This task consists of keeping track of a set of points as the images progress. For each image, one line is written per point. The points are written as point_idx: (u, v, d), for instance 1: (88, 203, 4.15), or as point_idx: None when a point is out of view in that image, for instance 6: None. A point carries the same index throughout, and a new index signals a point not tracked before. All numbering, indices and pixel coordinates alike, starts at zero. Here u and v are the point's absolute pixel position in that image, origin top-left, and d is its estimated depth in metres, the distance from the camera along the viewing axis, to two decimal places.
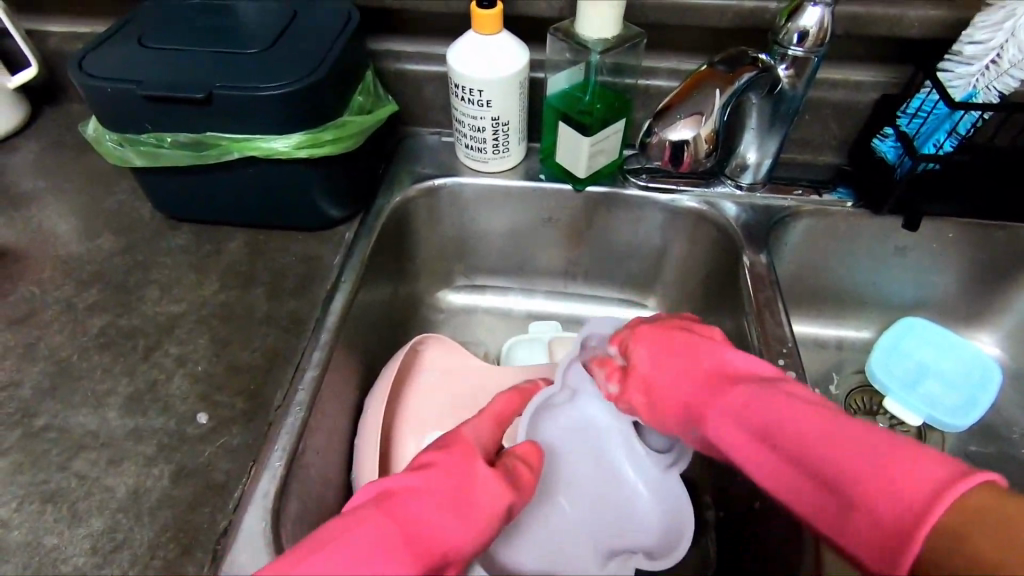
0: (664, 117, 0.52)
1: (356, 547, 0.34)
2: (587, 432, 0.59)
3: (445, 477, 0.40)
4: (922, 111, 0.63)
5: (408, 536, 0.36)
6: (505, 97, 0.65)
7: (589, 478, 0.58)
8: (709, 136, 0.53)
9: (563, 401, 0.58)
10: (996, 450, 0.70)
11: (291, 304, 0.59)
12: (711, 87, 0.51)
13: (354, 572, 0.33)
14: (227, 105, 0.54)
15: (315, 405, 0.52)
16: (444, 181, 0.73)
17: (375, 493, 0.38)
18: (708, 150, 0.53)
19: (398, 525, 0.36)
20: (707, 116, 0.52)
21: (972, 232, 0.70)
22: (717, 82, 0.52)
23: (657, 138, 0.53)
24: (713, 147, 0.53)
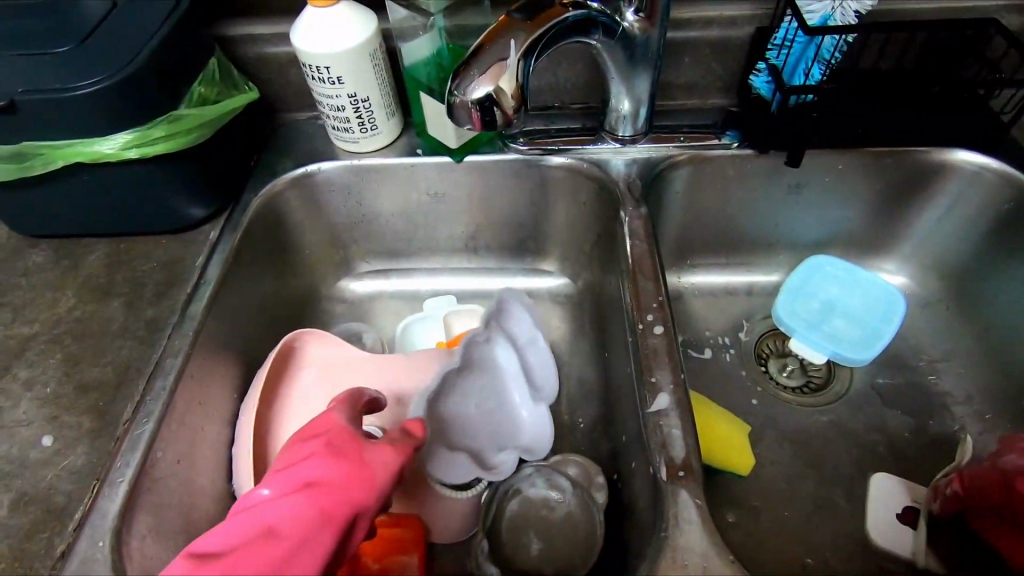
0: (461, 74, 0.46)
1: (273, 523, 0.39)
2: (493, 378, 0.63)
3: (325, 442, 0.44)
4: (788, 41, 0.60)
5: (316, 510, 0.40)
6: (356, 72, 0.62)
7: (483, 398, 0.63)
8: (515, 90, 0.47)
9: (480, 347, 0.63)
10: (902, 380, 0.70)
11: (149, 312, 0.57)
12: (507, 36, 0.46)
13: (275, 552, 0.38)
14: (34, 110, 0.50)
15: (167, 415, 0.50)
16: (318, 167, 0.70)
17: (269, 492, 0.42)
18: (516, 106, 0.47)
19: (293, 507, 0.40)
20: (509, 66, 0.46)
21: (861, 160, 0.68)
22: (515, 31, 0.47)
23: (460, 100, 0.46)
24: (522, 104, 0.48)
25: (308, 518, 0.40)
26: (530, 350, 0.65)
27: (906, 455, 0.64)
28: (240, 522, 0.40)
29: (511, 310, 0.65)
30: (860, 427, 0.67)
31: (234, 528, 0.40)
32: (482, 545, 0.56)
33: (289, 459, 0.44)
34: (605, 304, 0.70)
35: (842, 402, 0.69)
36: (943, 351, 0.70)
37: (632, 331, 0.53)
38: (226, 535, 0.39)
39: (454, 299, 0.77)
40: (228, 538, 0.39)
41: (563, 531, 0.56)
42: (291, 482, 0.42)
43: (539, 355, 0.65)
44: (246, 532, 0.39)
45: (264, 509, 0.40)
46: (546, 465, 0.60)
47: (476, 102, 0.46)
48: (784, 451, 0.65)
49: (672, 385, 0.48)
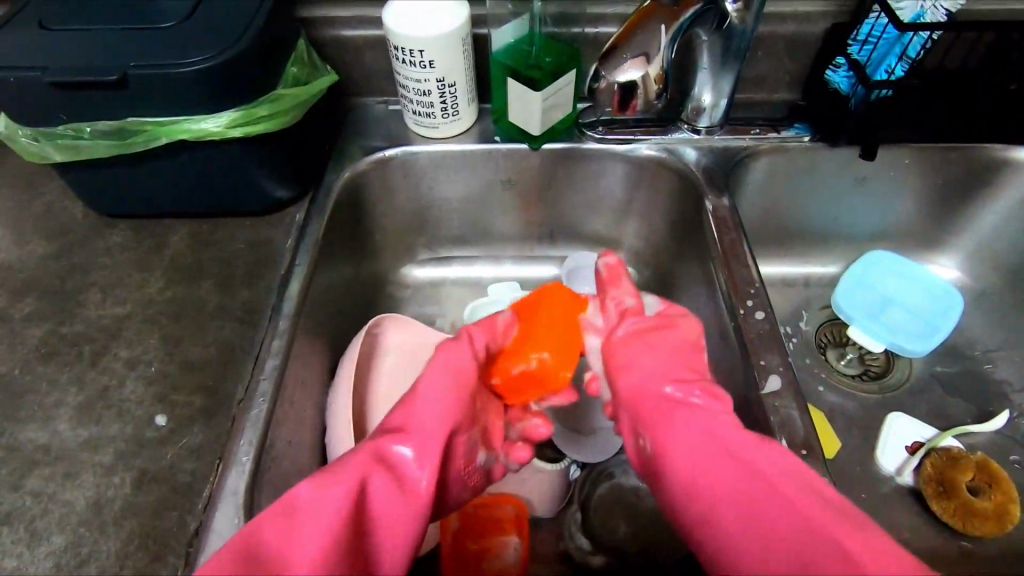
0: (610, 60, 0.53)
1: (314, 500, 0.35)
2: None
3: (444, 394, 0.45)
4: (873, 36, 0.63)
5: (396, 438, 0.41)
6: (447, 56, 0.62)
7: None
8: (658, 75, 0.54)
9: None
10: (960, 368, 0.72)
11: (244, 293, 0.57)
12: (654, 24, 0.52)
13: (270, 536, 0.32)
14: (145, 86, 0.50)
15: (279, 395, 0.50)
16: (394, 152, 0.70)
17: (415, 423, 0.42)
18: (658, 91, 0.54)
19: (417, 488, 0.39)
20: (653, 56, 0.52)
21: (927, 156, 0.70)
22: (661, 18, 0.52)
23: (605, 83, 0.54)
24: (663, 86, 0.55)
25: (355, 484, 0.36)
26: None
27: (971, 439, 0.67)
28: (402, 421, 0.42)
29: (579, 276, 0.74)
30: (924, 413, 0.69)
31: (339, 481, 0.36)
32: (574, 515, 0.59)
33: (430, 411, 0.43)
34: (676, 293, 0.71)
35: (904, 390, 0.71)
36: (998, 341, 0.73)
37: (733, 315, 0.55)
38: (333, 487, 0.36)
39: (518, 285, 0.78)
40: (321, 493, 0.35)
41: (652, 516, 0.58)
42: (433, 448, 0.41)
43: None
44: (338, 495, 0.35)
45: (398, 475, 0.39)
46: None
47: (620, 84, 0.53)
48: (853, 437, 0.67)
49: (781, 367, 0.50)
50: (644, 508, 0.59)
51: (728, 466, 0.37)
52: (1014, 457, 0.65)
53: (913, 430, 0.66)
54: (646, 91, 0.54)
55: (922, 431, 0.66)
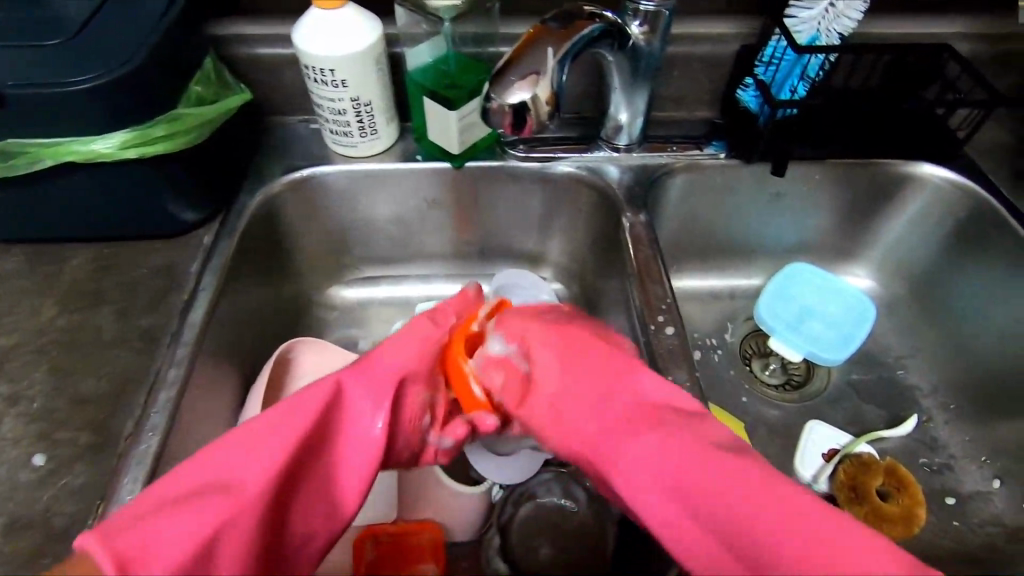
0: (499, 82, 0.50)
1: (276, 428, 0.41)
2: None
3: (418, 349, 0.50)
4: (776, 58, 0.65)
5: (367, 385, 0.46)
6: (360, 75, 0.61)
7: None
8: (549, 96, 0.51)
9: None
10: (874, 375, 0.75)
11: (143, 320, 0.54)
12: (543, 47, 0.51)
13: (225, 462, 0.40)
14: (25, 107, 0.47)
15: (173, 429, 0.47)
16: (313, 172, 0.68)
17: (380, 373, 0.47)
18: (550, 112, 0.52)
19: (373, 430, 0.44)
20: (543, 75, 0.51)
21: (836, 171, 0.72)
22: (550, 40, 0.51)
23: (496, 104, 0.51)
24: (556, 108, 0.52)
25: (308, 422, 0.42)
26: None
27: (884, 445, 0.69)
28: (377, 368, 0.48)
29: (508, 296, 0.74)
30: (840, 420, 0.71)
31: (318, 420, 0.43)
32: (492, 540, 0.58)
33: (397, 359, 0.49)
34: (601, 308, 0.71)
35: (823, 398, 0.73)
36: (910, 347, 0.76)
37: (644, 332, 0.55)
38: (291, 415, 0.42)
39: None
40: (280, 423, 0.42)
41: (573, 538, 0.58)
42: (388, 386, 0.46)
43: None
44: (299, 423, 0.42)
45: (364, 408, 0.45)
46: (562, 471, 0.61)
47: (512, 106, 0.50)
48: (774, 446, 0.69)
49: (687, 382, 0.51)
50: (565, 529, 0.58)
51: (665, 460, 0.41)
52: (923, 460, 0.67)
53: (829, 437, 0.68)
54: (537, 112, 0.51)
55: (836, 438, 0.68)
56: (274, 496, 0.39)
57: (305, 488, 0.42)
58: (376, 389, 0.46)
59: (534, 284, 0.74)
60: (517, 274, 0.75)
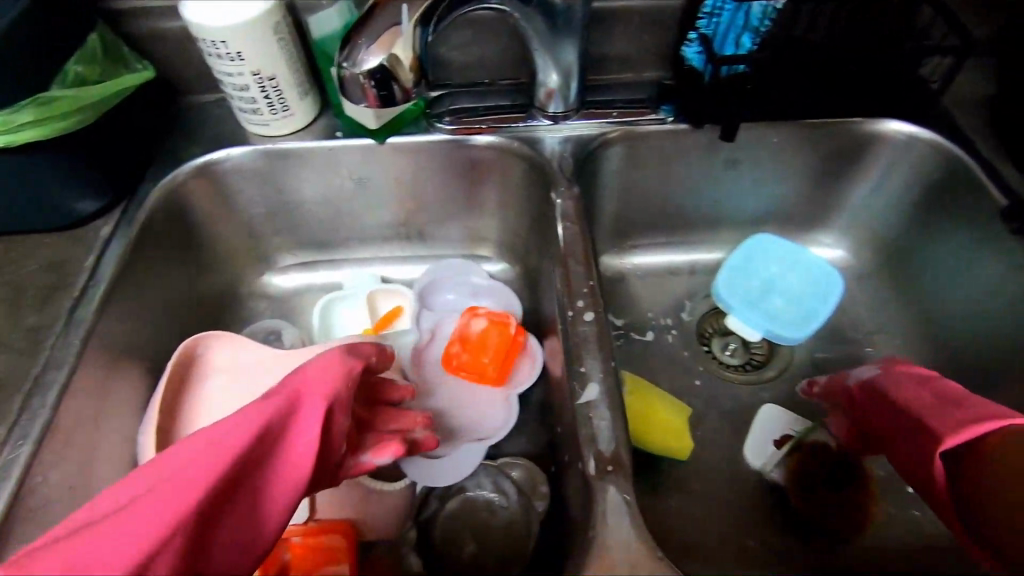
0: (351, 48, 0.49)
1: (228, 430, 0.34)
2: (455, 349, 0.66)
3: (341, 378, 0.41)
4: (717, 9, 0.58)
5: (282, 421, 0.37)
6: (257, 47, 0.56)
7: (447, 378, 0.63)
8: (409, 61, 0.50)
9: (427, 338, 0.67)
10: (840, 352, 0.70)
11: (30, 320, 0.51)
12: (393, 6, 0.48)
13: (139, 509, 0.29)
14: None
15: (48, 437, 0.45)
16: (225, 154, 0.64)
17: (309, 398, 0.38)
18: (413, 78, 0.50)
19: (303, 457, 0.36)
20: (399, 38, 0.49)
21: (796, 132, 0.66)
22: None
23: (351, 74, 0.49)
24: (421, 72, 0.51)
25: (209, 464, 0.32)
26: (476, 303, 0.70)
27: None
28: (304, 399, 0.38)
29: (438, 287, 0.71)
30: (800, 403, 0.66)
31: (222, 460, 0.33)
32: (412, 536, 0.55)
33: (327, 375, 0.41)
34: (540, 290, 0.67)
35: (783, 379, 0.68)
36: (881, 322, 0.71)
37: (563, 319, 0.50)
38: (204, 448, 0.33)
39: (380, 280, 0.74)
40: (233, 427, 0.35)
41: (498, 535, 0.55)
42: (318, 410, 0.38)
43: (488, 300, 0.70)
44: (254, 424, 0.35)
45: (300, 431, 0.37)
46: (492, 465, 0.59)
47: (366, 75, 0.49)
48: (725, 432, 0.64)
49: (602, 373, 0.46)
50: (489, 527, 0.56)
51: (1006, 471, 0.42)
52: None
53: (784, 421, 0.63)
54: (400, 78, 0.50)
55: (791, 422, 0.63)
56: (217, 500, 0.32)
57: (250, 492, 0.34)
58: (311, 416, 0.37)
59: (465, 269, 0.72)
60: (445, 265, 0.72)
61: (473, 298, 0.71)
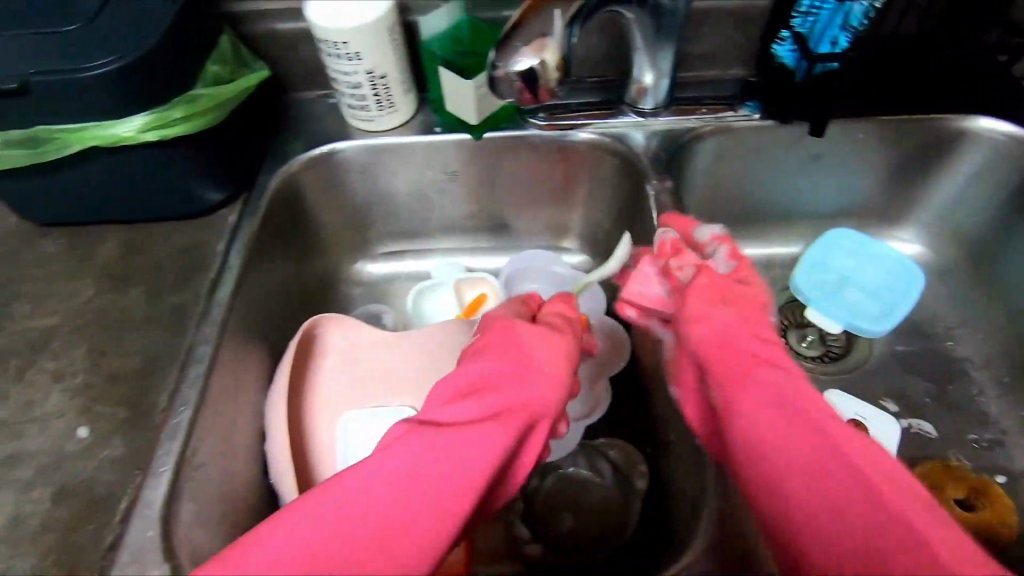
0: (505, 49, 0.50)
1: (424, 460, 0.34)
2: None
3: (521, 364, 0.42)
4: (815, 8, 0.59)
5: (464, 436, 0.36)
6: (375, 47, 0.60)
7: None
8: (558, 62, 0.51)
9: None
10: (920, 346, 0.71)
11: (174, 299, 0.56)
12: (548, 11, 0.49)
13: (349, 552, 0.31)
14: (49, 92, 0.48)
15: (204, 404, 0.49)
16: (333, 148, 0.68)
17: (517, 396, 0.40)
18: (558, 78, 0.52)
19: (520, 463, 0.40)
20: (549, 41, 0.50)
21: (882, 128, 0.67)
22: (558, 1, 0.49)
23: (502, 73, 0.51)
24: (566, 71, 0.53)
25: (410, 487, 0.33)
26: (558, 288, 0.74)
27: (927, 419, 0.66)
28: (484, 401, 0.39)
29: (521, 279, 0.75)
30: (882, 393, 0.68)
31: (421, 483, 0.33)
32: (516, 506, 0.59)
33: (545, 366, 0.42)
34: None
35: (864, 370, 0.70)
36: (961, 317, 0.72)
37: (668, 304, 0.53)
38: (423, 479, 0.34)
39: (464, 268, 0.78)
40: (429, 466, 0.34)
41: (596, 510, 0.58)
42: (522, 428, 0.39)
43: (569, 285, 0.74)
44: (459, 459, 0.35)
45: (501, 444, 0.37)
46: (587, 445, 0.62)
47: (517, 75, 0.51)
48: None
49: None
50: (588, 503, 0.58)
51: (795, 450, 0.35)
52: (971, 436, 0.64)
53: (847, 405, 0.66)
54: (546, 78, 0.52)
55: (855, 406, 0.65)
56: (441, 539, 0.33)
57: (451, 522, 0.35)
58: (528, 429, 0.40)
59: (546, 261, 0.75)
60: (525, 257, 0.76)
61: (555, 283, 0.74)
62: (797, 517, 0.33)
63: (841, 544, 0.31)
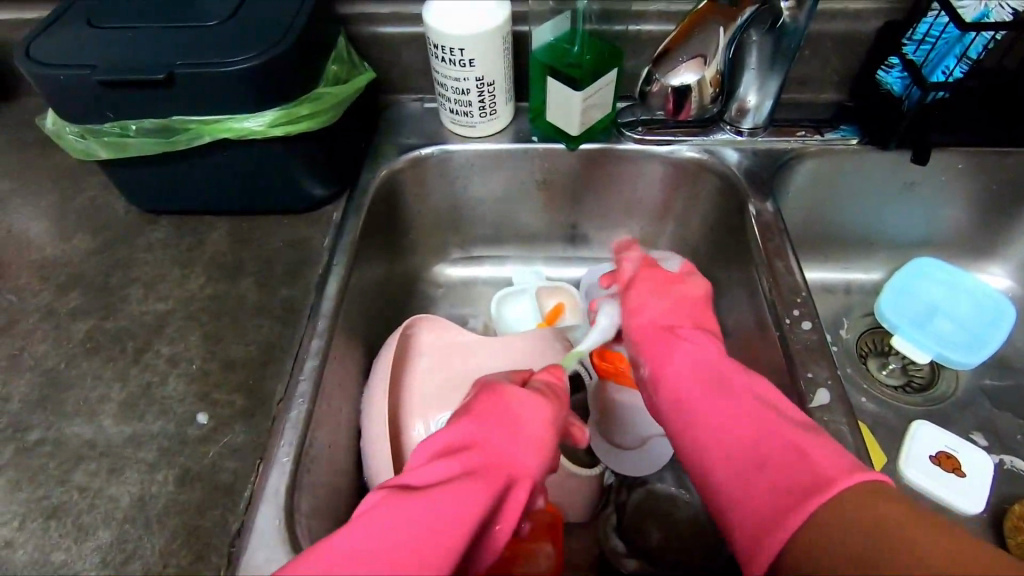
0: (664, 64, 0.58)
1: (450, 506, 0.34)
2: None
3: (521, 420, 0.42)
4: (930, 36, 0.60)
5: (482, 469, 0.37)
6: (489, 55, 0.61)
7: None
8: (713, 78, 0.59)
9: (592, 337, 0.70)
10: (1010, 381, 0.70)
11: (283, 291, 0.57)
12: (710, 27, 0.55)
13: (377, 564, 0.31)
14: (191, 84, 0.50)
15: (319, 396, 0.50)
16: (430, 151, 0.69)
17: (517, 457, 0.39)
18: (713, 94, 0.60)
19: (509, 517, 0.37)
20: (708, 58, 0.57)
21: (983, 159, 0.67)
22: (718, 18, 0.55)
23: (657, 86, 0.59)
24: (718, 88, 0.60)
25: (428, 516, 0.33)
26: None
27: (1021, 456, 0.65)
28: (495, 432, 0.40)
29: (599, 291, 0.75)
30: (973, 427, 0.67)
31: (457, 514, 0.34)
32: (604, 519, 0.58)
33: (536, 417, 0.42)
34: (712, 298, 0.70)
35: (952, 403, 0.69)
36: None
37: (777, 325, 0.53)
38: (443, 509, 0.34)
39: (542, 276, 0.78)
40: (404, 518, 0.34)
41: (685, 529, 0.58)
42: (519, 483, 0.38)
43: None
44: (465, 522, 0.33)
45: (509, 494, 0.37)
46: (674, 461, 0.61)
47: (673, 89, 0.59)
48: (896, 450, 0.66)
49: (829, 380, 0.49)
50: (678, 520, 0.58)
51: (749, 426, 0.39)
52: None
53: (936, 437, 0.65)
54: (699, 92, 0.59)
55: (944, 439, 0.64)
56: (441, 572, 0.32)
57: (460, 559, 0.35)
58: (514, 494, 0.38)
59: None
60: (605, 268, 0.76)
61: None
62: (739, 491, 0.36)
63: (765, 496, 0.35)
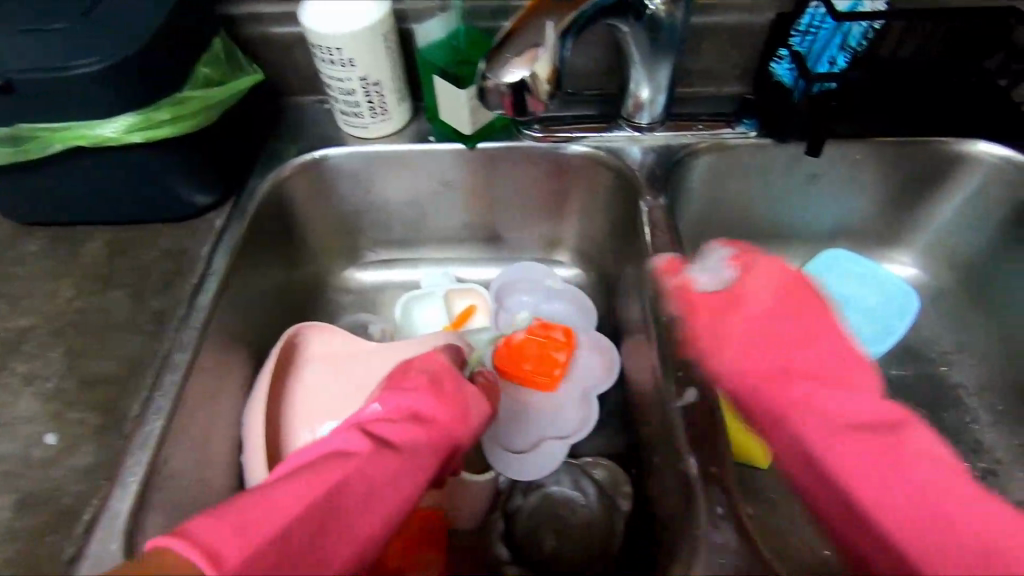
0: (495, 60, 0.52)
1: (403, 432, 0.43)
2: None
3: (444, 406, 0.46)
4: (813, 27, 0.60)
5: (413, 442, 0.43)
6: (370, 55, 0.59)
7: None
8: (548, 73, 0.53)
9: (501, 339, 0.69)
10: (916, 370, 0.70)
11: (154, 303, 0.55)
12: (540, 21, 0.51)
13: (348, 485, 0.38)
14: (32, 89, 0.48)
15: (178, 412, 0.48)
16: (325, 153, 0.67)
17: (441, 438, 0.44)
18: (549, 90, 0.54)
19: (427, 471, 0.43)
20: (542, 50, 0.52)
21: (880, 149, 0.67)
22: (551, 13, 0.51)
23: (493, 84, 0.53)
24: (555, 84, 0.54)
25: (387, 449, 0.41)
26: (549, 301, 0.72)
27: None
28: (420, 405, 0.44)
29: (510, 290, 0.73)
30: None
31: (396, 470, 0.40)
32: (495, 527, 0.57)
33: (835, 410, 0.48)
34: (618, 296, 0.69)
35: None
36: (957, 342, 0.71)
37: None
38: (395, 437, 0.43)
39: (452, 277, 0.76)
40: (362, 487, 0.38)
41: (578, 534, 0.57)
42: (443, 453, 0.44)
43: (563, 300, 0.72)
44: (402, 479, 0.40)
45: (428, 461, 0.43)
46: (572, 463, 0.60)
47: (508, 86, 0.53)
48: None
49: (700, 378, 0.48)
50: (571, 525, 0.57)
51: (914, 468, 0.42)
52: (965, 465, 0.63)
53: None
54: (536, 88, 0.54)
55: None
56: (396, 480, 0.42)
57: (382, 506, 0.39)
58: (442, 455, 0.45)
59: (538, 273, 0.73)
60: (516, 268, 0.74)
61: (544, 295, 0.72)
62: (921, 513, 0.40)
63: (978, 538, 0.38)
